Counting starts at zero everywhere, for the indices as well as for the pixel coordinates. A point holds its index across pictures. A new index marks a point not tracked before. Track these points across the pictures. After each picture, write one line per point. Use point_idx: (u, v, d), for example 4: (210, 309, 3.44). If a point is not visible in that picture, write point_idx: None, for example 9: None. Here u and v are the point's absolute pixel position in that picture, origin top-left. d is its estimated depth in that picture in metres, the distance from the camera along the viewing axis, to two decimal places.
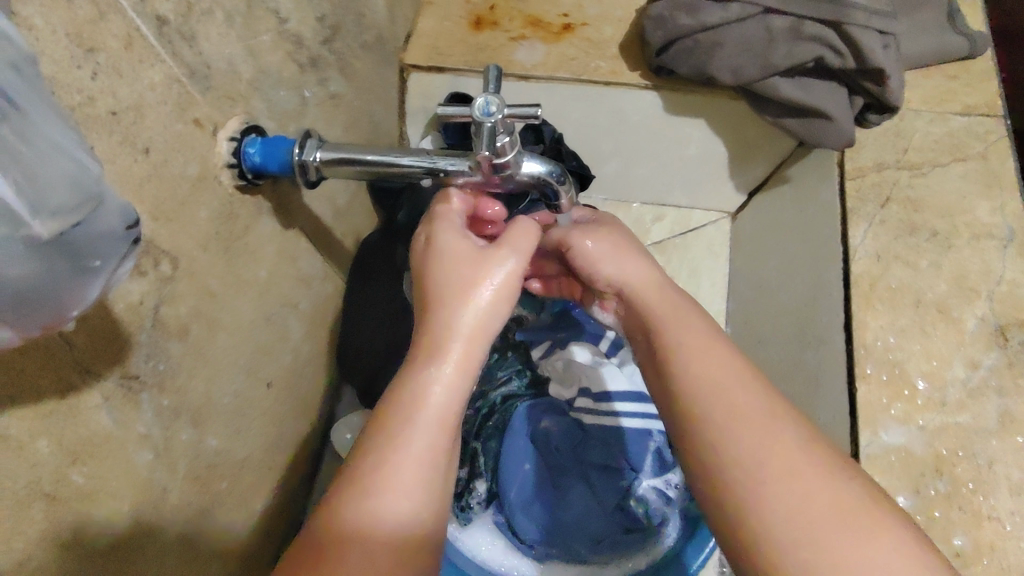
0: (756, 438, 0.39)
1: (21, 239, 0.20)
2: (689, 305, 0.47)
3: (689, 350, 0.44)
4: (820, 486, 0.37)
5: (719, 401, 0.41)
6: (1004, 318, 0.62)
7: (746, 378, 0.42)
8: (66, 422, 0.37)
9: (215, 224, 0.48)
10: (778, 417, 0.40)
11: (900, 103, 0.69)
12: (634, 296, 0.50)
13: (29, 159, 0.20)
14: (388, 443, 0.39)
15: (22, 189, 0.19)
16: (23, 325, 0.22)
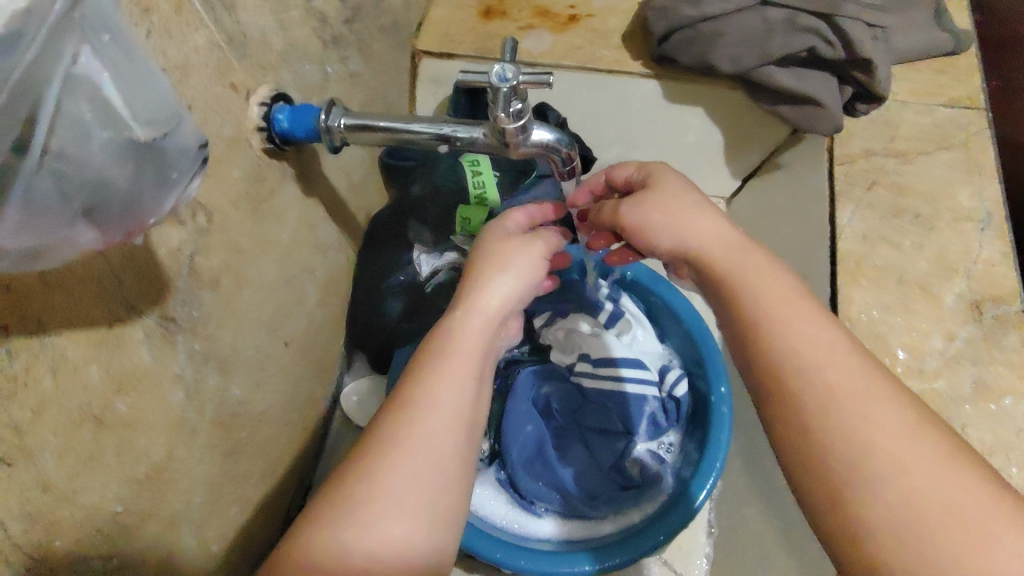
0: (864, 422, 0.36)
1: (115, 143, 0.24)
2: (765, 264, 0.44)
3: (779, 320, 0.41)
4: (941, 477, 0.34)
5: (816, 383, 0.38)
6: (980, 294, 0.65)
7: (842, 357, 0.39)
8: (112, 353, 0.39)
9: (246, 184, 0.51)
10: (880, 396, 0.37)
11: (887, 92, 0.73)
12: (706, 259, 0.46)
13: (127, 75, 0.24)
14: (386, 452, 0.39)
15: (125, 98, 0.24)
16: (107, 228, 0.26)
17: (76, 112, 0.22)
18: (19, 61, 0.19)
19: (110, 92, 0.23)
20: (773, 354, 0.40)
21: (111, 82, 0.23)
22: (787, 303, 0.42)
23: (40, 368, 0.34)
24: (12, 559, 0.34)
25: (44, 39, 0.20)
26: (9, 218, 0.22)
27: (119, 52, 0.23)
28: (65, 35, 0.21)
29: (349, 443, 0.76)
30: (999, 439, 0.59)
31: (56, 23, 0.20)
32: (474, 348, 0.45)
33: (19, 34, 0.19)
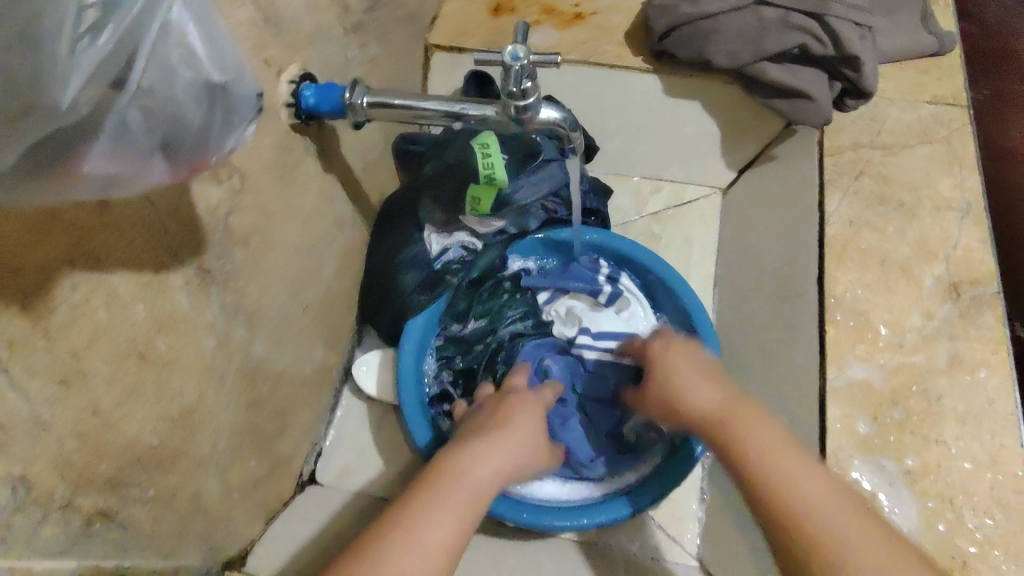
0: (827, 520, 0.45)
1: (195, 85, 0.28)
2: (756, 411, 0.53)
3: (779, 464, 0.49)
4: (895, 556, 0.43)
5: (804, 509, 0.46)
6: (957, 276, 0.70)
7: (817, 476, 0.48)
8: (155, 295, 0.43)
9: (274, 153, 0.55)
10: (861, 535, 0.44)
11: (874, 88, 0.77)
12: (725, 426, 0.53)
13: (206, 27, 0.27)
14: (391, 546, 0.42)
15: (204, 49, 0.27)
16: (177, 163, 0.30)
17: (163, 55, 0.26)
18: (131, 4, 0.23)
19: (193, 43, 0.27)
20: (775, 489, 0.48)
21: (194, 33, 0.27)
22: (783, 452, 0.50)
23: (96, 301, 0.38)
24: (65, 473, 0.38)
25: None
26: (98, 141, 0.26)
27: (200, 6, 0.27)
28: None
29: (357, 411, 0.80)
30: (972, 408, 0.63)
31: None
32: (479, 494, 0.48)
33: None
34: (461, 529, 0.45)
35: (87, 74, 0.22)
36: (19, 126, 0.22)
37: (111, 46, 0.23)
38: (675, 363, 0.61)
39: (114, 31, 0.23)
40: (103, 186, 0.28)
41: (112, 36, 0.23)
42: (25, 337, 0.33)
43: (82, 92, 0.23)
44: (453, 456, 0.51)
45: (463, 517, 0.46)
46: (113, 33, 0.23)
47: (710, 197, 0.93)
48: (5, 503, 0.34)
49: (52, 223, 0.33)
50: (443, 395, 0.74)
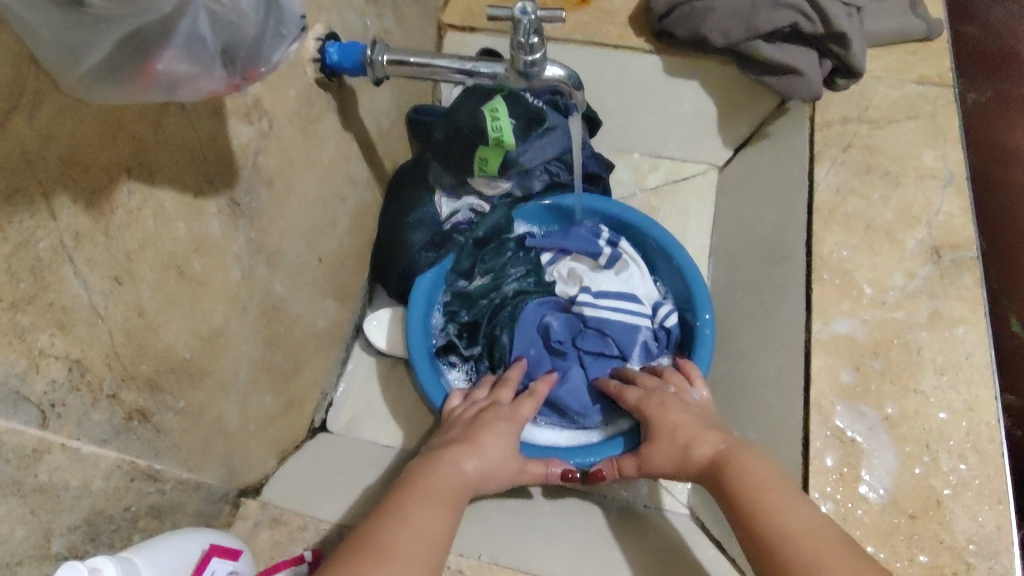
0: (817, 547, 0.47)
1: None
2: (751, 455, 0.55)
3: (774, 505, 0.50)
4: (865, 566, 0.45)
5: (791, 546, 0.47)
6: (939, 241, 0.73)
7: (804, 513, 0.49)
8: (194, 216, 0.48)
9: (298, 104, 0.60)
10: (835, 547, 0.47)
11: (863, 65, 0.81)
12: (722, 462, 0.55)
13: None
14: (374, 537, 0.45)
15: None
16: (233, 71, 0.35)
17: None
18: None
19: None
20: (766, 531, 0.49)
21: None
22: (767, 492, 0.52)
23: (146, 211, 0.43)
24: (112, 364, 0.42)
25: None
26: (172, 41, 0.31)
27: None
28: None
29: (367, 367, 0.83)
30: (949, 359, 0.66)
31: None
32: (451, 493, 0.52)
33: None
34: (435, 518, 0.49)
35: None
36: (114, 18, 0.28)
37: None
38: (664, 409, 0.63)
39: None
40: (173, 85, 0.33)
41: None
42: (89, 230, 0.38)
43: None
44: (432, 464, 0.55)
45: (438, 507, 0.50)
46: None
47: (708, 173, 0.96)
48: (64, 379, 0.39)
49: (117, 132, 0.39)
50: (447, 346, 0.77)
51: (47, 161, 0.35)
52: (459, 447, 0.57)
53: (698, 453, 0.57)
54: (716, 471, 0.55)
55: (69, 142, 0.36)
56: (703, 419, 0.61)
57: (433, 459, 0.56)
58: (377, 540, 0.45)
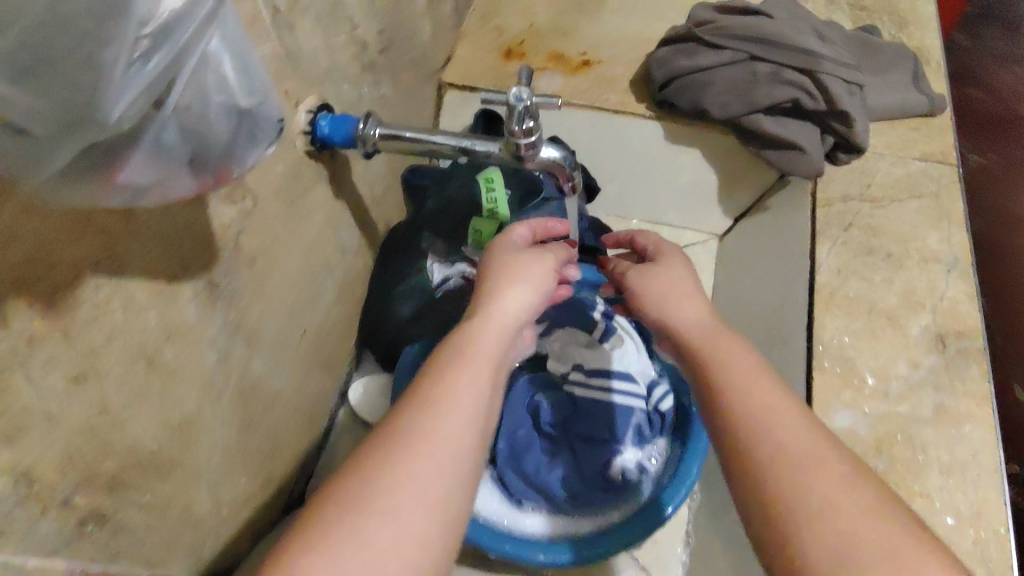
0: (802, 463, 0.39)
1: (225, 106, 0.31)
2: (733, 337, 0.48)
3: (746, 392, 0.43)
4: (842, 491, 0.37)
5: (762, 433, 0.40)
6: (944, 328, 0.71)
7: (797, 424, 0.41)
8: (167, 302, 0.46)
9: (285, 179, 0.58)
10: (824, 453, 0.39)
11: (865, 142, 0.81)
12: (689, 339, 0.49)
13: (239, 57, 0.30)
14: (400, 428, 0.39)
15: (238, 72, 0.30)
16: (204, 175, 0.33)
17: (199, 79, 0.29)
18: (184, 33, 0.25)
19: (225, 66, 0.30)
20: (734, 425, 0.42)
21: (227, 58, 0.30)
22: (752, 379, 0.44)
23: (114, 302, 0.41)
24: (68, 470, 0.39)
25: (200, 21, 0.26)
26: (139, 151, 0.29)
27: (237, 38, 0.30)
28: (211, 20, 0.26)
29: (351, 436, 0.80)
30: (955, 459, 0.63)
31: (206, 10, 0.26)
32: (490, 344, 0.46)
33: (188, 9, 0.25)
34: (477, 381, 0.43)
35: (143, 86, 0.24)
36: (76, 140, 0.24)
37: (162, 68, 0.25)
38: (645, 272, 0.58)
39: (167, 52, 0.24)
40: (136, 195, 0.30)
41: (163, 58, 0.25)
42: (46, 332, 0.36)
43: (140, 98, 0.25)
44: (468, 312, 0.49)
45: (476, 365, 0.44)
46: (170, 52, 0.25)
47: (706, 243, 0.97)
48: (12, 493, 0.35)
49: (82, 227, 0.37)
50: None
51: (5, 265, 0.32)
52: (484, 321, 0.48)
53: (677, 316, 0.52)
54: (694, 341, 0.49)
55: (28, 241, 0.33)
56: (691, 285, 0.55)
57: (440, 372, 0.43)
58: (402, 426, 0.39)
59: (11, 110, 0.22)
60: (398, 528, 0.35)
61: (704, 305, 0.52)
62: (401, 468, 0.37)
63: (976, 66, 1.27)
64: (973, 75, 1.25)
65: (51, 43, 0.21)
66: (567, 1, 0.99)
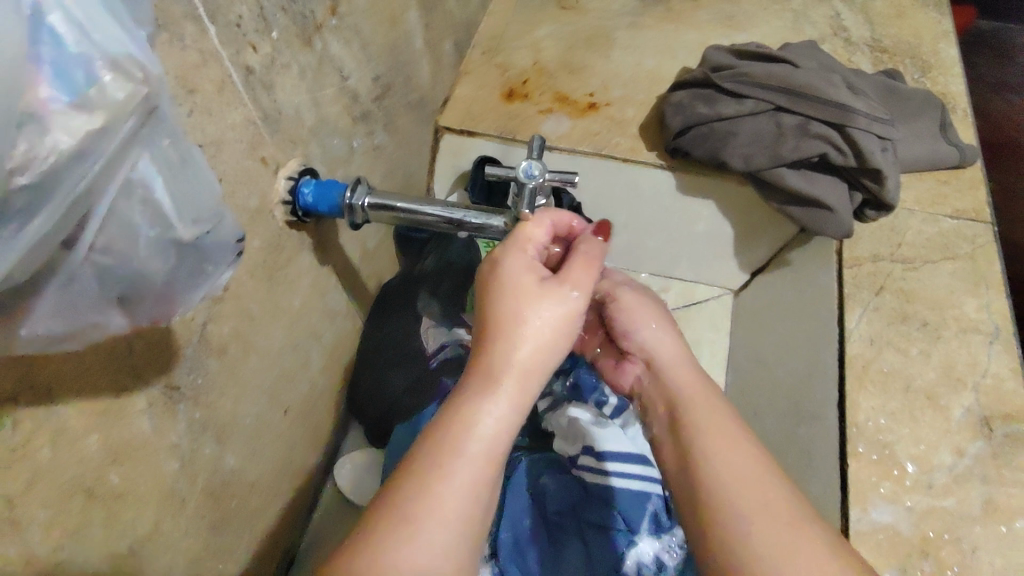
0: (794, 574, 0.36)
1: (160, 243, 0.24)
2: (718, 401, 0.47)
3: (731, 468, 0.42)
4: None
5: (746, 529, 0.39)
6: (989, 409, 0.65)
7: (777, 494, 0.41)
8: (113, 422, 0.38)
9: (265, 253, 0.51)
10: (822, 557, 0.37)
11: (896, 201, 0.74)
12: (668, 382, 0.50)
13: (179, 177, 0.24)
14: (420, 486, 0.36)
15: (178, 202, 0.24)
16: (138, 317, 0.27)
17: (123, 214, 0.23)
18: (80, 179, 0.19)
19: (161, 198, 0.23)
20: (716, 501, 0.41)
21: (162, 187, 0.23)
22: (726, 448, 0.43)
23: (41, 439, 0.33)
24: None
25: (108, 154, 0.20)
26: (41, 300, 0.23)
27: (175, 155, 0.24)
28: (128, 150, 0.20)
29: (337, 518, 0.73)
30: (1012, 564, 0.57)
31: (117, 141, 0.20)
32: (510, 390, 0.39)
33: (84, 151, 0.19)
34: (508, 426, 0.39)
35: (24, 252, 0.19)
36: None
37: (52, 224, 0.19)
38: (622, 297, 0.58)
39: (53, 208, 0.19)
40: (42, 346, 0.24)
41: (55, 209, 0.19)
42: None
43: (20, 263, 0.19)
44: (488, 341, 0.41)
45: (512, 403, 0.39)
46: (58, 206, 0.19)
47: (721, 297, 0.93)
48: None
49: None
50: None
51: None
52: (495, 346, 0.41)
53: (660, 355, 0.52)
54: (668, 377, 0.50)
55: None
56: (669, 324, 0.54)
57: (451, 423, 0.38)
58: (420, 481, 0.36)
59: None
60: None
61: (679, 344, 0.53)
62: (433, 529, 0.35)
63: (983, 98, 1.22)
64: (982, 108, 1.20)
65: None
66: (574, 38, 0.94)
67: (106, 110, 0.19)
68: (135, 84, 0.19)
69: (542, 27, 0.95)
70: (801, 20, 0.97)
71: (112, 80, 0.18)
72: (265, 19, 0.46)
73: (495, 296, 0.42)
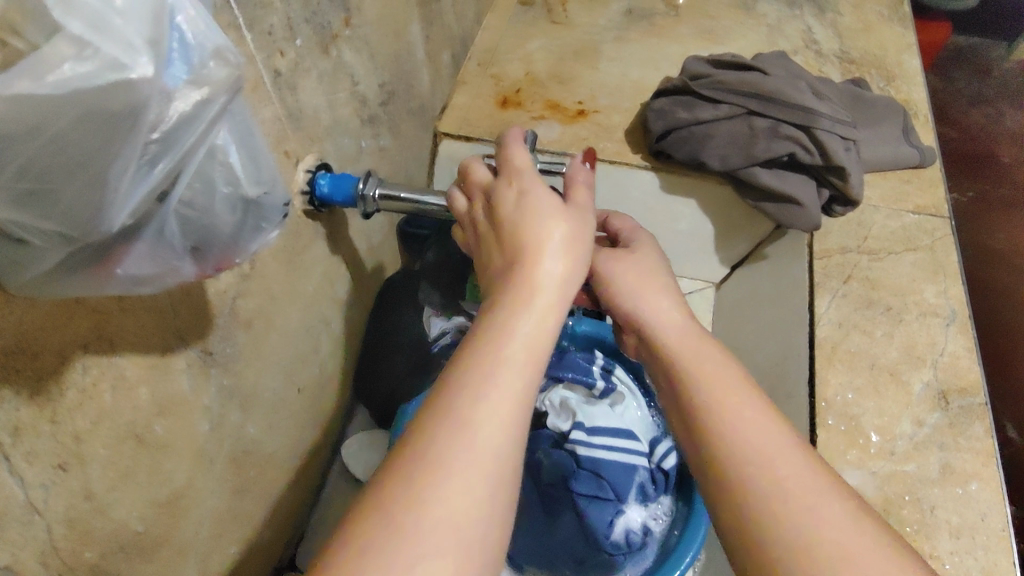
0: (790, 508, 0.39)
1: (231, 198, 0.32)
2: (714, 354, 0.49)
3: (729, 416, 0.45)
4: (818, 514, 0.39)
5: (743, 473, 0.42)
6: (946, 384, 0.71)
7: (778, 446, 0.43)
8: (159, 377, 0.44)
9: (285, 239, 0.57)
10: (822, 493, 0.40)
11: (860, 197, 0.81)
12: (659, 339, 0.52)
13: (247, 148, 0.31)
14: (482, 376, 0.36)
15: (246, 167, 0.32)
16: (205, 264, 0.33)
17: (206, 173, 0.30)
18: (192, 137, 0.25)
19: (235, 162, 0.31)
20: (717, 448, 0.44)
21: (236, 152, 0.31)
22: (721, 399, 0.46)
23: (103, 384, 0.39)
24: (48, 561, 0.37)
25: (209, 119, 0.26)
26: (140, 245, 0.29)
27: (244, 130, 0.31)
28: (219, 118, 0.26)
29: (344, 495, 0.77)
30: (965, 521, 0.62)
31: (218, 109, 0.26)
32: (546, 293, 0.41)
33: (194, 115, 0.24)
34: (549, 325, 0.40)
35: (147, 191, 0.25)
36: (75, 241, 0.24)
37: (167, 170, 0.25)
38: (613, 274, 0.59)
39: (173, 157, 0.25)
40: (131, 287, 0.30)
41: (170, 160, 0.25)
42: (29, 422, 0.33)
43: (141, 202, 0.25)
44: (524, 253, 0.42)
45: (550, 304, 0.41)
46: (173, 157, 0.25)
47: (703, 291, 0.99)
48: None
49: (75, 310, 0.35)
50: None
51: None
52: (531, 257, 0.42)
53: (652, 313, 0.53)
54: (668, 349, 0.51)
55: (14, 331, 0.31)
56: (658, 279, 0.55)
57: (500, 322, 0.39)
58: (481, 373, 0.36)
59: (20, 228, 0.23)
60: (476, 487, 0.33)
61: (676, 301, 0.54)
62: (494, 417, 0.35)
63: (953, 106, 1.29)
64: (951, 114, 1.27)
65: (49, 180, 0.22)
66: (564, 50, 1.00)
67: (211, 85, 0.25)
68: (230, 67, 0.26)
69: (534, 40, 1.02)
70: (775, 34, 1.05)
71: (216, 64, 0.25)
72: (290, 28, 0.51)
73: (519, 220, 0.44)
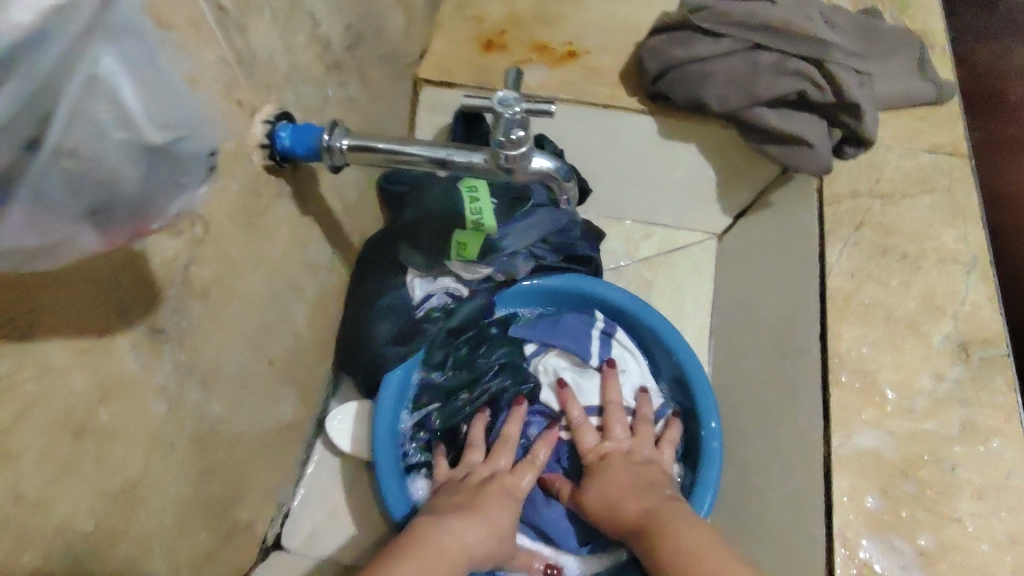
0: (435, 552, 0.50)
1: (129, 143, 0.25)
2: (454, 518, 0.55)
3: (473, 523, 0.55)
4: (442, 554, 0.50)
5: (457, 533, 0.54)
6: (966, 335, 0.66)
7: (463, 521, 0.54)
8: (98, 359, 0.39)
9: (243, 199, 0.51)
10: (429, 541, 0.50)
11: (874, 136, 0.75)
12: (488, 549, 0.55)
13: (148, 79, 0.24)
14: None
15: (147, 100, 0.25)
16: (114, 231, 0.26)
17: (90, 113, 0.23)
18: (44, 57, 0.20)
19: (129, 95, 0.24)
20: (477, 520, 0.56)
21: (130, 82, 0.24)
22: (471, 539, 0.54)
23: (27, 372, 0.34)
24: None
25: (70, 36, 0.20)
26: (12, 210, 0.22)
27: (141, 55, 0.24)
28: (87, 38, 0.21)
29: (329, 469, 0.74)
30: (989, 480, 0.59)
31: (82, 22, 0.20)
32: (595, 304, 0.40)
33: (44, 29, 0.19)
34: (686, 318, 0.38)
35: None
36: None
37: (16, 104, 0.20)
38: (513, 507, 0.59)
39: (18, 84, 0.19)
40: (13, 257, 0.23)
41: (15, 87, 0.19)
42: None
43: None
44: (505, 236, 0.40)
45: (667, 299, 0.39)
46: (25, 87, 0.20)
47: (704, 242, 0.92)
48: None
49: None
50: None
51: None
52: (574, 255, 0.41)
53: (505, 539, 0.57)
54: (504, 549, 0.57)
55: None
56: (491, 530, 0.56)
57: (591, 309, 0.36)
58: None
59: None
60: None
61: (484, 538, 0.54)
62: None
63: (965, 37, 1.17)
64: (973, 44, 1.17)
65: None
66: None
67: None
68: None
69: None
70: None
71: None
72: None
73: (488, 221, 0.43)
